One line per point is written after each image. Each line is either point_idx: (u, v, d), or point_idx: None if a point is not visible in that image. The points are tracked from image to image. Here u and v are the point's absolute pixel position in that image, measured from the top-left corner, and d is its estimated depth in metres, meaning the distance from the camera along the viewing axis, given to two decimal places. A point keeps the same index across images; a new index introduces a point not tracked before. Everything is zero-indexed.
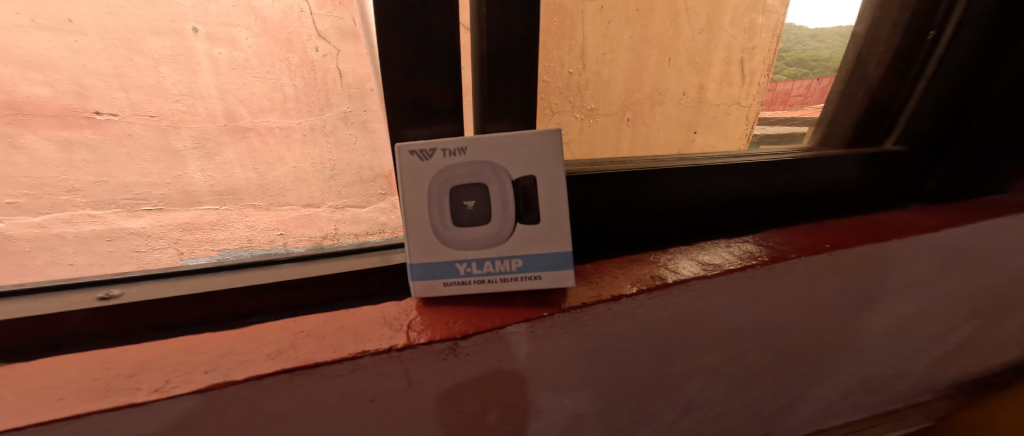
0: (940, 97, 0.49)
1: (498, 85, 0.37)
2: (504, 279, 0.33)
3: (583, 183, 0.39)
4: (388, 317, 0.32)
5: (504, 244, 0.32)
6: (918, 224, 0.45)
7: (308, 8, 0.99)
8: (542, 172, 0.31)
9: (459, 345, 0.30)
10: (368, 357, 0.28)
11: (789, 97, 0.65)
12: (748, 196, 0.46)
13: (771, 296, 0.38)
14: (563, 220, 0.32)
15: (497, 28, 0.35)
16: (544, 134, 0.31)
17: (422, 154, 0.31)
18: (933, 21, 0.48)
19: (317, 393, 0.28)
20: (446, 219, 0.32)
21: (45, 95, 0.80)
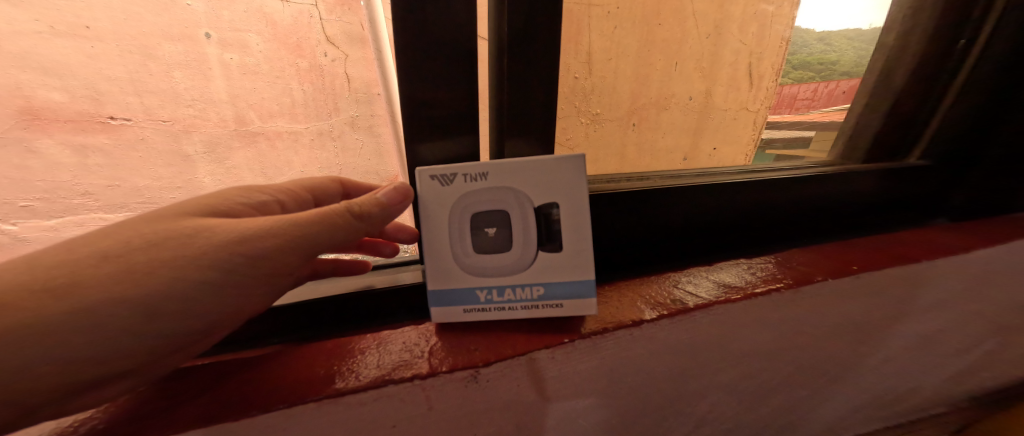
0: (965, 115, 0.48)
1: (516, 101, 0.37)
2: (523, 307, 0.33)
3: (599, 202, 0.38)
4: (404, 341, 0.32)
5: (525, 271, 0.32)
6: (941, 244, 0.44)
7: (318, 14, 1.10)
8: (564, 199, 0.31)
9: (480, 372, 0.30)
10: (393, 385, 0.29)
11: (799, 98, 0.72)
12: (767, 211, 0.45)
13: (793, 317, 0.38)
14: (586, 248, 0.32)
15: (516, 43, 0.35)
16: (569, 162, 0.30)
17: (443, 179, 0.31)
18: (964, 31, 0.46)
19: (344, 420, 0.28)
20: (467, 247, 0.32)
21: (62, 100, 0.84)
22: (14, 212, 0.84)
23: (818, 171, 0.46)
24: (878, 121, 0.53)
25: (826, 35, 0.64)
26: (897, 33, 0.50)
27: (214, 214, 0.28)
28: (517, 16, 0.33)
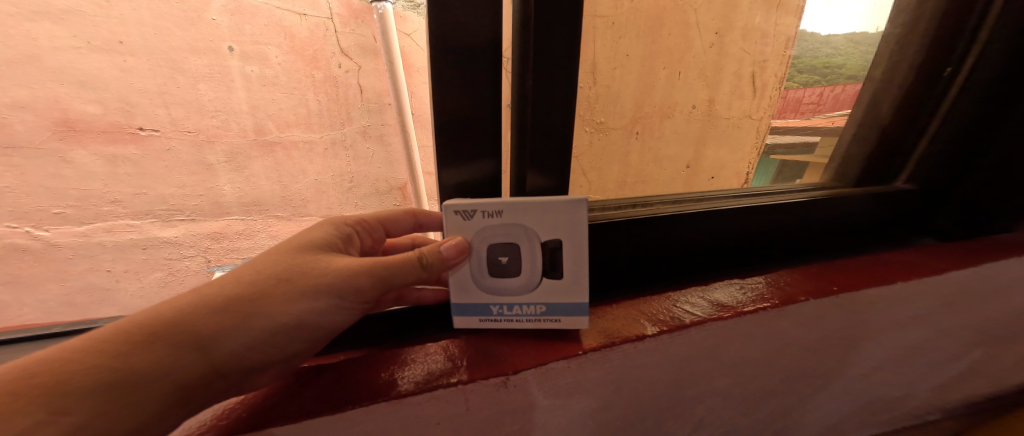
0: (948, 142, 0.51)
1: (537, 130, 0.41)
2: (529, 321, 0.37)
3: (606, 229, 0.42)
4: (432, 353, 0.36)
5: (531, 293, 0.37)
6: (922, 264, 0.48)
7: (333, 27, 1.14)
8: (568, 237, 0.35)
9: (510, 378, 0.33)
10: (443, 389, 0.32)
11: (802, 105, 0.77)
12: (761, 230, 0.48)
13: (780, 332, 0.41)
14: (585, 275, 0.36)
15: (536, 87, 0.39)
16: (575, 205, 0.34)
17: (466, 214, 0.35)
18: (948, 62, 0.50)
19: (398, 417, 0.32)
20: (485, 273, 0.37)
21: (96, 112, 0.90)
22: (47, 218, 0.92)
23: (809, 197, 0.49)
24: (865, 148, 0.56)
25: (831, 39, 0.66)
26: (884, 68, 0.54)
27: (316, 246, 0.35)
28: (535, 56, 0.38)
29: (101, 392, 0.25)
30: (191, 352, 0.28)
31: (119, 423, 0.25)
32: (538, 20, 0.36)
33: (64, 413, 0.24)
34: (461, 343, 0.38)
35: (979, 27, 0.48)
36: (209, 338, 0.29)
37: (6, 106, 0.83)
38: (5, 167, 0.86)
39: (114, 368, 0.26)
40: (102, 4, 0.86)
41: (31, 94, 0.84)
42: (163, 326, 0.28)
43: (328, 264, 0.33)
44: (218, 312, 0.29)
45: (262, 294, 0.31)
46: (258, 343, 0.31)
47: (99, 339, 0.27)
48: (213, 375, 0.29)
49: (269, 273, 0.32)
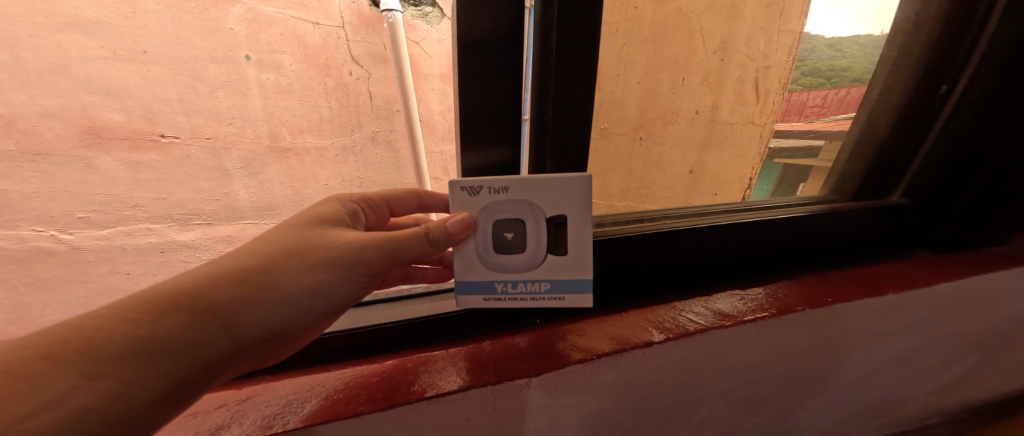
0: (942, 157, 0.53)
1: (557, 138, 0.44)
2: (533, 298, 0.40)
3: (618, 242, 0.45)
4: (462, 359, 0.39)
5: (535, 269, 0.39)
6: (916, 275, 0.50)
7: (344, 35, 1.18)
8: (571, 211, 0.38)
9: (532, 381, 0.36)
10: (476, 389, 0.35)
11: (805, 107, 0.81)
12: (763, 243, 0.51)
13: (780, 340, 0.43)
14: (586, 254, 0.39)
15: (556, 118, 0.43)
16: (578, 180, 0.37)
17: (471, 190, 0.38)
18: (942, 79, 0.51)
19: (426, 416, 0.35)
20: (489, 247, 0.39)
21: (120, 119, 0.94)
22: (72, 221, 0.95)
23: (807, 211, 0.52)
24: (862, 165, 0.59)
25: (836, 40, 0.66)
26: (879, 91, 0.57)
27: (323, 222, 0.38)
28: (557, 69, 0.41)
29: (130, 359, 0.28)
30: (211, 321, 0.31)
31: (149, 387, 0.29)
32: (561, 62, 0.41)
33: (98, 376, 0.27)
34: (489, 348, 0.40)
35: (972, 47, 0.49)
36: (226, 309, 0.32)
37: (36, 114, 0.86)
38: (33, 172, 0.89)
39: (143, 336, 0.29)
40: (127, 15, 0.90)
41: (60, 103, 0.88)
42: (186, 298, 0.31)
43: (335, 238, 0.36)
44: (234, 285, 0.33)
45: (273, 268, 0.34)
46: (268, 314, 0.34)
47: (127, 310, 0.30)
48: (235, 346, 0.32)
49: (279, 247, 0.35)
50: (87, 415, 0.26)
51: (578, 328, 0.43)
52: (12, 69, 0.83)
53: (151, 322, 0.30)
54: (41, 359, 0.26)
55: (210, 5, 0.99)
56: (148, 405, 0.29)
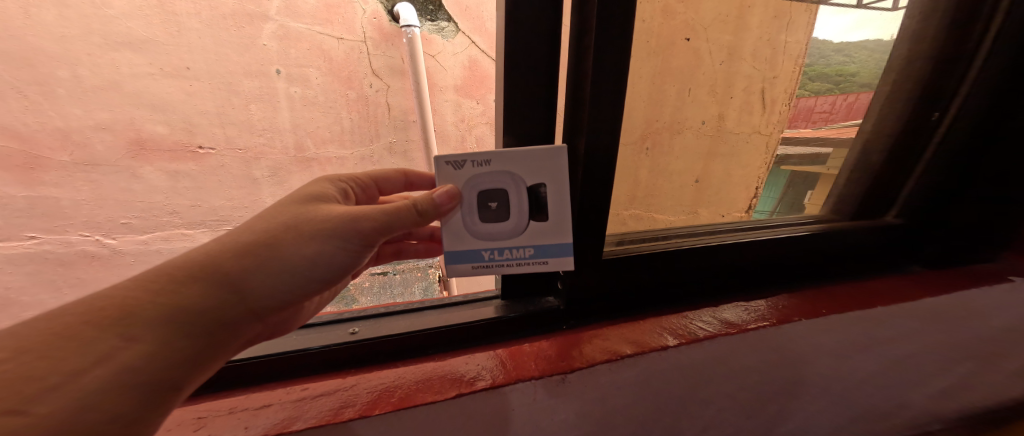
0: (936, 179, 0.57)
1: (589, 165, 0.43)
2: (520, 263, 0.43)
3: (636, 261, 0.49)
4: (501, 357, 0.43)
5: (518, 236, 0.42)
6: (906, 289, 0.54)
7: (366, 50, 1.23)
8: (550, 180, 0.40)
9: (567, 377, 0.41)
10: (523, 382, 0.40)
11: (812, 114, 0.68)
12: (768, 259, 0.55)
13: (782, 347, 0.48)
14: (566, 219, 0.42)
15: (589, 149, 0.42)
16: (556, 151, 0.39)
17: (456, 165, 0.41)
18: (935, 109, 0.56)
19: (468, 408, 0.39)
20: (475, 217, 0.42)
21: (163, 132, 1.04)
22: (115, 227, 1.06)
23: (808, 230, 0.56)
24: (859, 188, 0.64)
25: (844, 46, 0.61)
26: (872, 124, 0.63)
27: (312, 197, 0.39)
28: (592, 101, 0.40)
29: (158, 324, 0.30)
30: (222, 291, 0.33)
31: (181, 350, 0.31)
32: (596, 91, 0.40)
33: (134, 339, 0.29)
34: (528, 349, 0.45)
35: (961, 81, 0.54)
36: (235, 279, 0.34)
37: (90, 127, 0.96)
38: (83, 182, 0.99)
39: (166, 304, 0.31)
40: (173, 34, 0.99)
41: (111, 116, 0.98)
42: (199, 270, 0.33)
43: (327, 210, 0.38)
44: (241, 256, 0.34)
45: (273, 239, 0.36)
46: (274, 282, 0.36)
47: (146, 280, 0.32)
48: (246, 310, 0.35)
49: (275, 222, 0.36)
50: (128, 372, 0.29)
51: (598, 333, 0.47)
52: (70, 86, 0.92)
53: (176, 295, 0.32)
54: (76, 324, 0.29)
55: (246, 23, 1.06)
56: (177, 365, 0.31)
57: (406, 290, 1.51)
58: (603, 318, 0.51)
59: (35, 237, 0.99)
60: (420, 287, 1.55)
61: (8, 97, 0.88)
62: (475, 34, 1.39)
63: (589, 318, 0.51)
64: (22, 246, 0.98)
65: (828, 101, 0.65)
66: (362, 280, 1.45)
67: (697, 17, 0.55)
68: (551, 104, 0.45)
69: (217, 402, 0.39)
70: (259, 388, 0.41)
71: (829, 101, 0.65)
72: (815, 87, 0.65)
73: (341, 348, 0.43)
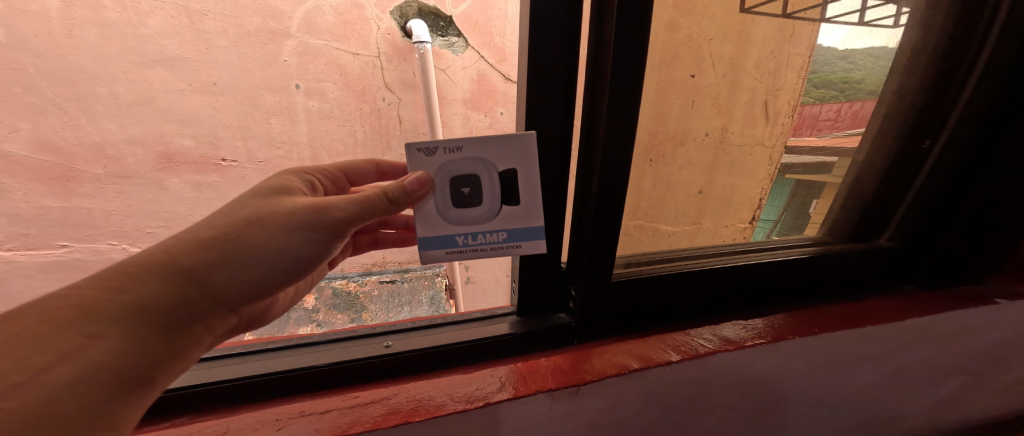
0: (927, 203, 0.61)
1: (604, 197, 0.47)
2: (494, 247, 0.45)
3: (644, 283, 0.53)
4: (519, 371, 0.47)
5: (492, 220, 0.44)
6: (894, 310, 0.58)
7: (380, 64, 1.28)
8: (521, 164, 0.43)
9: (581, 389, 0.44)
10: (543, 392, 0.43)
11: (818, 121, 0.70)
12: (766, 279, 0.58)
13: (784, 361, 0.49)
14: (537, 202, 0.44)
15: (601, 188, 0.47)
16: (526, 136, 0.42)
17: (427, 152, 0.42)
18: (925, 136, 0.60)
19: (492, 418, 0.41)
20: (448, 203, 0.43)
21: (190, 145, 1.12)
22: (141, 235, 1.15)
23: (804, 253, 0.60)
24: (852, 216, 0.68)
25: (848, 54, 0.64)
26: (865, 153, 0.66)
27: (272, 192, 0.42)
28: (608, 138, 0.44)
29: (123, 321, 0.32)
30: (190, 286, 0.36)
31: (151, 344, 0.33)
32: (610, 124, 0.44)
33: (98, 337, 0.31)
34: (545, 362, 0.48)
35: (949, 112, 0.58)
36: (201, 275, 0.36)
37: (124, 141, 1.06)
38: (114, 192, 1.08)
39: (133, 303, 0.33)
40: (203, 51, 1.07)
41: (142, 131, 1.07)
42: (163, 268, 0.35)
43: (292, 204, 0.40)
44: (203, 253, 0.36)
45: (235, 234, 0.38)
46: (239, 275, 0.38)
47: (104, 279, 0.33)
48: (213, 301, 0.37)
49: (236, 217, 0.38)
50: (100, 366, 0.31)
51: (605, 349, 0.50)
52: (107, 101, 1.02)
53: (141, 290, 0.33)
54: (40, 323, 0.30)
55: (269, 40, 1.13)
56: (143, 361, 0.33)
57: (413, 299, 1.50)
58: (611, 334, 0.54)
59: (67, 245, 1.08)
60: (426, 296, 1.53)
61: (49, 113, 0.98)
62: (484, 50, 1.41)
63: (598, 334, 0.54)
64: (55, 254, 1.08)
65: (831, 109, 0.68)
66: (371, 289, 1.50)
67: (698, 30, 0.60)
68: (567, 130, 0.49)
69: (284, 406, 0.43)
70: (311, 395, 0.45)
71: (833, 109, 0.68)
72: (820, 95, 0.68)
73: (377, 360, 0.47)
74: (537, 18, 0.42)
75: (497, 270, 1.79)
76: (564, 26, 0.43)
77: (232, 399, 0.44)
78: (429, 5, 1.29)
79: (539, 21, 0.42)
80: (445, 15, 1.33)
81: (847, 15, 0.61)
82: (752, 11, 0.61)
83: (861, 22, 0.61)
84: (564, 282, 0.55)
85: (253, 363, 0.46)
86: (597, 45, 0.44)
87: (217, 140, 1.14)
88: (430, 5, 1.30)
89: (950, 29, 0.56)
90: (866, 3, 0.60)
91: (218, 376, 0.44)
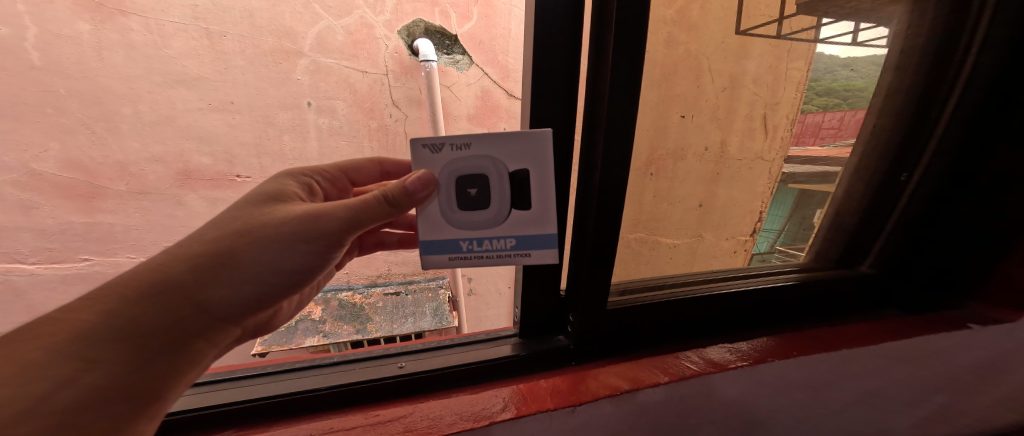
0: (905, 232, 0.65)
1: (598, 235, 0.51)
2: (501, 254, 0.46)
3: (636, 311, 0.57)
4: (521, 392, 0.50)
5: (501, 224, 0.46)
6: (873, 334, 0.61)
7: (388, 82, 1.33)
8: (532, 165, 0.43)
9: (577, 409, 0.47)
10: (542, 413, 0.46)
11: (821, 130, 0.73)
12: (753, 303, 0.62)
13: (766, 382, 0.53)
14: (547, 207, 0.45)
15: (597, 227, 0.51)
16: (541, 135, 0.43)
17: (433, 148, 0.43)
18: (904, 168, 0.64)
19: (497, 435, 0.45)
20: (453, 205, 0.45)
21: (208, 162, 1.17)
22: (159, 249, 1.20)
23: (786, 281, 0.64)
24: (834, 245, 0.73)
25: (851, 62, 0.66)
26: (842, 189, 0.72)
27: (264, 199, 0.44)
28: (603, 183, 0.49)
29: (116, 344, 0.34)
30: (182, 304, 0.37)
31: (147, 365, 0.36)
32: (607, 159, 0.48)
33: (92, 361, 0.33)
34: (544, 383, 0.52)
35: (925, 148, 0.62)
36: (195, 293, 0.38)
37: (146, 158, 1.11)
38: (135, 208, 1.13)
39: (122, 325, 0.35)
40: (221, 71, 1.13)
41: (163, 149, 1.12)
42: (152, 289, 0.37)
43: (284, 212, 0.42)
44: (193, 273, 0.38)
45: (227, 250, 0.40)
46: (232, 291, 0.40)
47: (96, 301, 0.36)
48: (211, 318, 0.39)
49: (226, 230, 0.41)
50: (102, 390, 0.33)
51: (600, 371, 0.54)
52: (132, 121, 1.08)
53: (131, 313, 0.36)
54: (32, 348, 0.32)
55: (283, 59, 1.18)
56: (142, 382, 0.36)
57: (417, 310, 1.50)
58: (607, 356, 0.58)
59: (88, 258, 1.13)
60: (430, 307, 1.52)
61: (79, 132, 1.04)
62: (487, 66, 1.46)
63: (596, 356, 0.58)
64: (77, 267, 1.12)
65: (835, 117, 0.71)
66: (376, 301, 1.52)
67: (698, 46, 0.64)
68: (566, 166, 0.54)
69: (314, 423, 0.47)
70: (336, 413, 0.49)
71: (836, 117, 0.71)
72: (824, 103, 0.71)
73: (393, 381, 0.51)
74: (539, 69, 0.48)
75: (499, 282, 1.81)
76: (563, 75, 0.49)
77: (266, 416, 0.49)
78: (435, 24, 1.34)
79: (541, 71, 0.48)
80: (450, 34, 1.37)
81: (841, 37, 0.65)
82: (747, 33, 0.65)
83: (855, 42, 0.65)
84: (564, 308, 0.60)
85: (286, 381, 0.51)
86: (593, 99, 0.50)
87: (232, 157, 1.19)
88: (436, 25, 1.35)
89: (925, 67, 0.60)
90: (858, 26, 0.64)
91: (254, 394, 0.49)
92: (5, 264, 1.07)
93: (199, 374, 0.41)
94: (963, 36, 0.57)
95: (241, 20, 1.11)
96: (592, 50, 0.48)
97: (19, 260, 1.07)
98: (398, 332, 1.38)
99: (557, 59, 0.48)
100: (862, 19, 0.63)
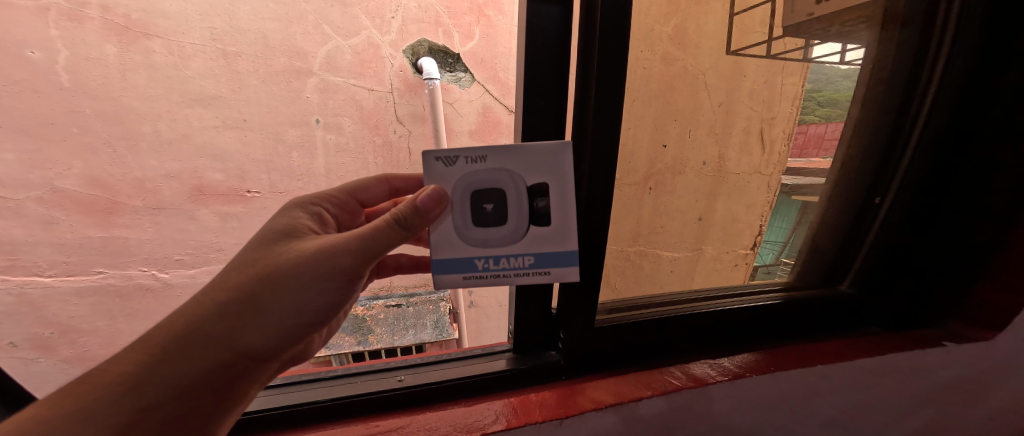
0: (880, 251, 0.69)
1: (590, 256, 0.55)
2: (519, 273, 0.49)
3: (624, 329, 0.61)
4: (512, 405, 0.54)
5: (520, 242, 0.49)
6: (850, 348, 0.65)
7: (392, 99, 1.38)
8: (549, 180, 0.47)
9: (564, 421, 0.50)
10: (533, 425, 0.49)
11: (824, 141, 0.73)
12: (734, 319, 0.66)
13: (739, 394, 0.56)
14: (568, 225, 0.48)
15: (585, 251, 0.55)
16: (560, 147, 0.46)
17: (445, 162, 0.47)
18: (878, 192, 0.68)
19: None
20: (470, 224, 0.48)
21: (220, 178, 1.21)
22: (169, 262, 1.23)
23: (769, 301, 0.68)
24: (817, 265, 0.76)
25: (851, 72, 0.68)
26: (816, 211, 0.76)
27: (274, 237, 0.46)
28: (584, 209, 0.54)
29: (162, 391, 0.37)
30: (217, 351, 0.39)
31: (192, 408, 0.38)
32: (591, 190, 0.53)
33: (144, 408, 0.36)
34: (534, 397, 0.55)
35: (896, 173, 0.66)
36: (228, 337, 0.40)
37: (162, 174, 1.15)
38: (149, 223, 1.17)
39: (167, 373, 0.37)
40: (236, 91, 1.18)
41: (179, 166, 1.17)
42: (186, 336, 0.39)
43: (298, 252, 0.44)
44: (223, 318, 0.40)
45: (253, 294, 0.41)
46: (263, 334, 0.42)
47: (138, 350, 0.38)
48: (243, 358, 0.41)
49: (248, 273, 0.42)
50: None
51: (590, 386, 0.57)
52: (151, 139, 1.13)
53: (169, 360, 0.38)
54: (88, 393, 0.36)
55: (294, 78, 1.24)
56: (190, 423, 0.38)
57: (417, 322, 1.52)
58: (596, 370, 0.61)
59: (102, 271, 1.16)
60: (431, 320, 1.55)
61: (101, 151, 1.09)
62: (487, 84, 1.51)
63: (585, 371, 0.61)
64: (91, 280, 1.15)
65: (837, 128, 0.71)
66: (378, 313, 1.55)
67: (695, 62, 0.69)
68: None
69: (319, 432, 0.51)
70: (341, 423, 0.53)
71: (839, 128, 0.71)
72: (826, 113, 0.72)
73: (392, 394, 0.54)
74: (534, 108, 0.53)
75: (499, 295, 1.84)
76: (553, 112, 0.54)
77: (274, 426, 0.52)
78: (438, 44, 1.40)
79: (536, 109, 0.53)
80: (452, 53, 1.43)
81: (831, 56, 0.69)
82: (740, 53, 0.70)
83: (844, 61, 0.68)
84: (554, 325, 0.63)
85: (293, 394, 0.54)
86: (578, 131, 0.54)
87: (244, 173, 1.23)
88: (439, 44, 1.41)
89: (896, 96, 0.65)
90: (846, 46, 0.67)
91: (264, 405, 0.53)
92: (23, 277, 1.09)
93: (249, 403, 0.44)
94: (926, 69, 0.62)
95: (256, 41, 1.17)
96: (579, 87, 0.53)
97: (36, 273, 1.10)
98: (398, 344, 1.42)
99: (551, 94, 0.53)
100: (846, 41, 0.67)
